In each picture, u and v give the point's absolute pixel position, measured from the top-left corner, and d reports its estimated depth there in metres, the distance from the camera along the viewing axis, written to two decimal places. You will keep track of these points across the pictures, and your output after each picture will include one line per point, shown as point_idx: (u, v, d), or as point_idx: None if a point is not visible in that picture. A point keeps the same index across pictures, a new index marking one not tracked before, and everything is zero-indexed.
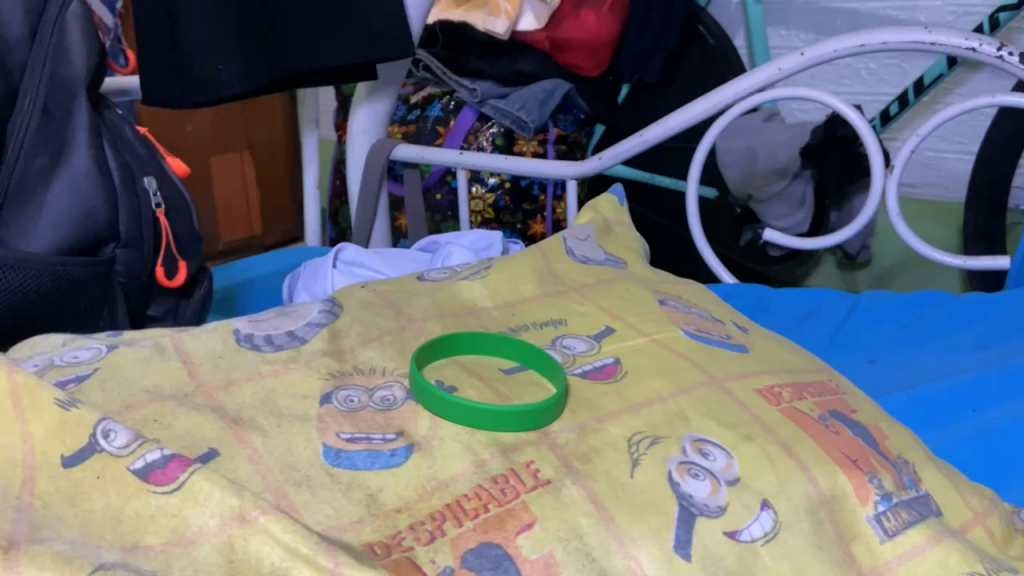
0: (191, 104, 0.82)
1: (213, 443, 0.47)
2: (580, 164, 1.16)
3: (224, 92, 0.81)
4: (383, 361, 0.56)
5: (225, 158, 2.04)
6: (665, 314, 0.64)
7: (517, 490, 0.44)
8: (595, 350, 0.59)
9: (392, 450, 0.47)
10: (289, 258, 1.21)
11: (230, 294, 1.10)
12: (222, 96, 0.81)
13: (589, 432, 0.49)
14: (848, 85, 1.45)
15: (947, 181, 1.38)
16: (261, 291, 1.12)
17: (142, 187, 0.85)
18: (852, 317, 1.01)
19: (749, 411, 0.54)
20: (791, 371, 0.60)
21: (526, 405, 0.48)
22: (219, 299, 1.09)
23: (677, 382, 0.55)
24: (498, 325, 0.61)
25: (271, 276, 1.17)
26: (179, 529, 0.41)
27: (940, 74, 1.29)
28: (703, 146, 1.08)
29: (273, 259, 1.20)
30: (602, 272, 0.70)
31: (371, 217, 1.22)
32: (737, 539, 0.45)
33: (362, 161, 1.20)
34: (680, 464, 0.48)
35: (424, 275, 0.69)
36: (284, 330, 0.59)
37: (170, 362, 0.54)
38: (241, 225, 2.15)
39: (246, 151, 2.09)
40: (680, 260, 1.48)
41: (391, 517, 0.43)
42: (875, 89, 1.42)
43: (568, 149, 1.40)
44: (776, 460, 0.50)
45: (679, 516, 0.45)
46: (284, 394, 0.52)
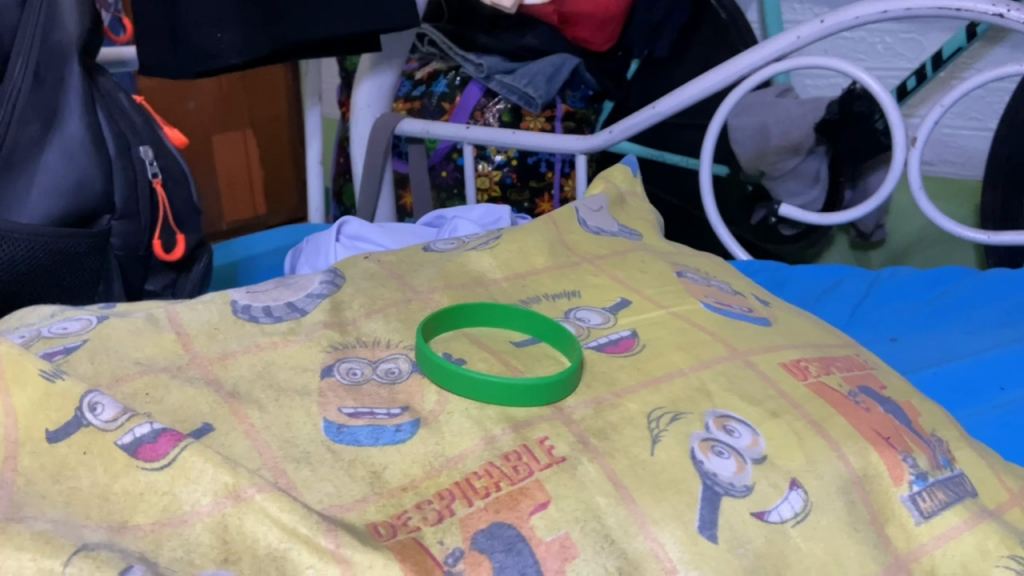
0: (190, 75, 0.79)
1: (207, 417, 0.44)
2: (589, 138, 1.12)
3: (222, 61, 0.77)
4: (387, 334, 0.53)
5: (227, 136, 2.01)
6: (683, 286, 0.61)
7: (530, 469, 0.41)
8: (611, 322, 0.56)
9: (397, 426, 0.44)
10: (292, 233, 1.18)
11: (231, 272, 1.07)
12: (221, 66, 0.78)
13: (605, 407, 0.46)
14: (863, 59, 1.40)
15: (963, 158, 1.34)
16: (263, 268, 1.09)
17: (138, 156, 0.82)
18: (870, 294, 0.98)
19: (774, 385, 0.51)
20: (817, 345, 0.57)
21: (540, 379, 0.45)
22: (220, 275, 1.07)
23: (698, 355, 0.52)
24: (508, 297, 0.58)
25: (273, 253, 1.14)
26: (170, 508, 0.38)
27: (960, 47, 1.22)
28: (716, 120, 1.04)
29: (274, 234, 1.17)
30: (616, 243, 0.67)
31: (376, 194, 1.19)
32: (765, 520, 0.42)
33: (365, 137, 1.17)
34: (703, 441, 0.45)
35: (430, 245, 0.66)
36: (283, 301, 0.56)
37: (163, 334, 0.51)
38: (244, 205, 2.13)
39: (248, 129, 2.05)
40: (692, 238, 1.44)
41: (396, 496, 0.40)
42: (893, 64, 1.38)
43: (576, 126, 1.37)
44: (805, 438, 0.47)
45: (703, 496, 0.42)
46: (283, 367, 0.49)
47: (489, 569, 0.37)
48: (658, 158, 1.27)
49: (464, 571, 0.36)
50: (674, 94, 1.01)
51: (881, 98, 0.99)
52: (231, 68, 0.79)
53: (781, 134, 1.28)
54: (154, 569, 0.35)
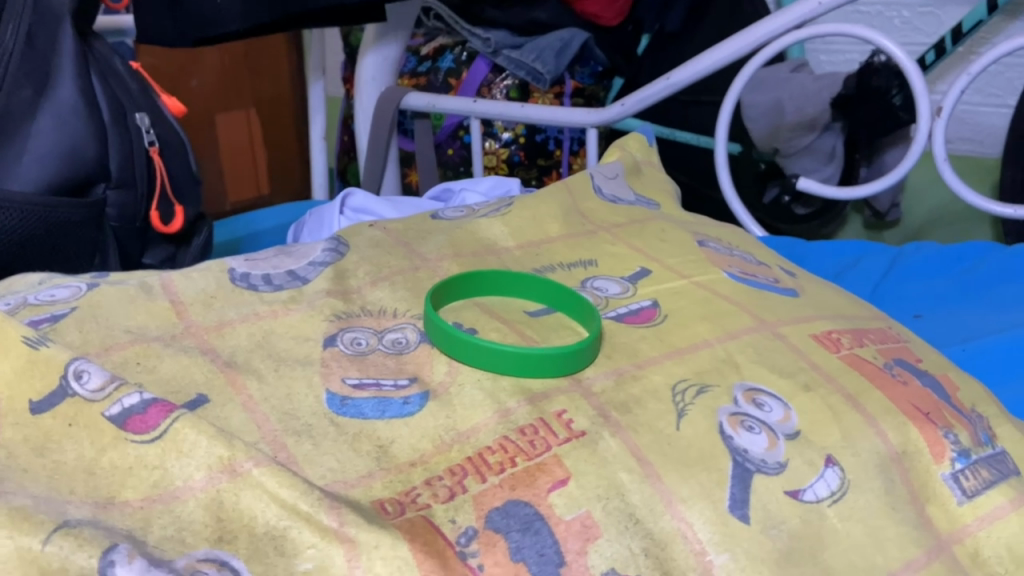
0: (190, 43, 0.76)
1: (202, 388, 0.41)
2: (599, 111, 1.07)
3: (224, 28, 0.75)
4: (393, 302, 0.50)
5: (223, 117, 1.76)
6: (705, 256, 0.58)
7: (548, 443, 0.38)
8: (630, 293, 0.52)
9: (405, 398, 0.41)
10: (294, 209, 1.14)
11: (232, 248, 1.04)
12: (224, 33, 0.75)
13: (626, 379, 0.43)
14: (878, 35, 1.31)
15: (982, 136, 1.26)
16: (265, 243, 1.05)
17: (134, 123, 0.79)
18: (892, 271, 0.95)
19: (805, 358, 0.48)
20: (848, 318, 0.54)
21: (557, 349, 0.42)
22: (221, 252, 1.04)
23: (724, 327, 0.49)
24: (521, 265, 0.55)
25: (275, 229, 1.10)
26: (162, 483, 0.35)
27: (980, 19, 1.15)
28: (730, 95, 0.99)
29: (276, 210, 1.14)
30: (633, 212, 0.64)
31: (380, 169, 1.16)
32: (800, 499, 0.39)
33: (371, 111, 1.13)
34: (732, 415, 0.42)
35: (438, 213, 0.62)
36: (284, 270, 0.53)
37: (157, 302, 0.48)
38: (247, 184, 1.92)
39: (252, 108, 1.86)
40: None
41: (404, 471, 0.37)
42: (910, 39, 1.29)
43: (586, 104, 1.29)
44: (840, 412, 0.44)
45: (733, 473, 0.39)
46: (283, 336, 0.46)
47: (506, 550, 0.34)
48: (668, 135, 1.15)
49: (478, 551, 0.34)
50: (691, 61, 0.96)
51: (906, 67, 0.94)
52: (233, 35, 0.76)
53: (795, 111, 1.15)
54: (142, 549, 0.32)
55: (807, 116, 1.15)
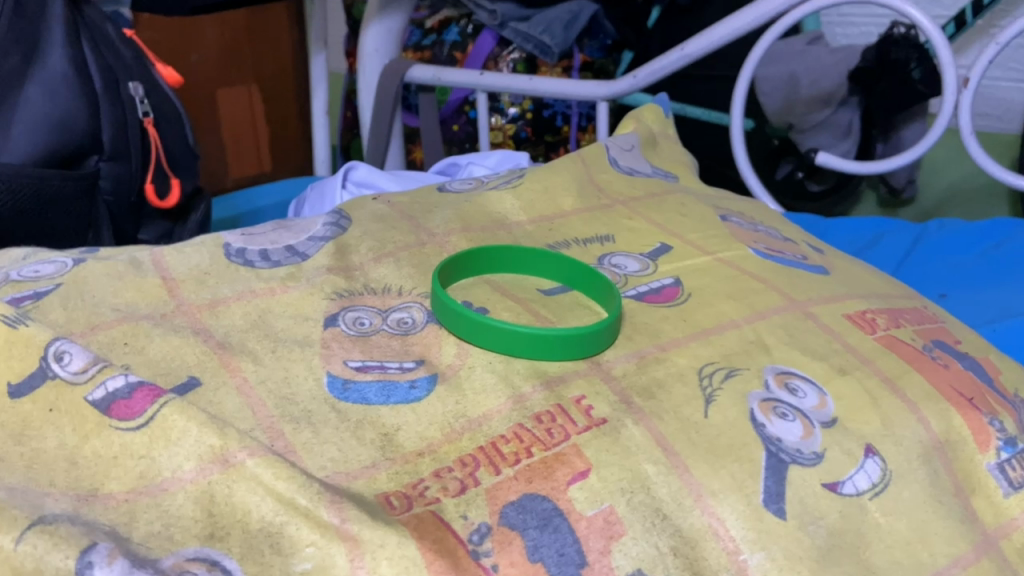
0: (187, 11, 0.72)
1: (193, 370, 0.38)
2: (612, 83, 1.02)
3: None
4: (399, 280, 0.47)
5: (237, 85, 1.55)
6: (729, 231, 0.55)
7: (566, 431, 0.36)
8: (650, 270, 0.49)
9: (411, 382, 0.39)
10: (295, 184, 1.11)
11: (233, 225, 1.01)
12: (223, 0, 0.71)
13: (649, 362, 0.40)
14: None
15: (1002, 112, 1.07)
16: (266, 219, 1.02)
17: (128, 93, 0.76)
18: (917, 248, 0.92)
19: (840, 340, 0.45)
20: (882, 296, 0.51)
21: (575, 329, 0.39)
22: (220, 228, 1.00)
23: (752, 306, 0.46)
24: (534, 241, 0.51)
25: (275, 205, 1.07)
26: (148, 474, 0.33)
27: None
28: (745, 71, 0.94)
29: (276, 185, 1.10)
30: (651, 186, 0.61)
31: (384, 144, 1.12)
32: (839, 493, 0.37)
33: (374, 85, 1.09)
34: (764, 401, 0.39)
35: (445, 186, 0.59)
36: (282, 245, 0.50)
37: (146, 279, 0.45)
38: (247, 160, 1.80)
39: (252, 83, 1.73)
40: None
41: (411, 462, 0.34)
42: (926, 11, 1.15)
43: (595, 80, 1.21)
44: (879, 398, 0.41)
45: (768, 464, 0.36)
46: (281, 315, 0.43)
47: (522, 548, 0.31)
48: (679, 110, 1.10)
49: (492, 550, 0.31)
50: (706, 31, 0.90)
51: (934, 37, 0.88)
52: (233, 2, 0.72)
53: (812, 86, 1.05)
54: (125, 548, 0.29)
55: (825, 90, 1.05)
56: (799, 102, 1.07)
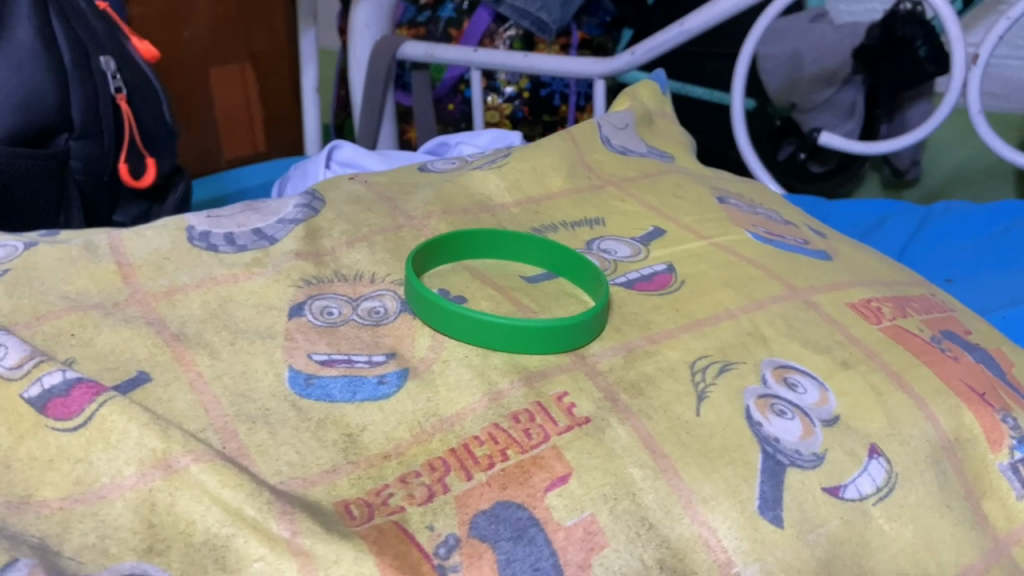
0: None
1: (143, 364, 0.36)
2: (608, 59, 0.98)
3: None
4: (371, 266, 0.44)
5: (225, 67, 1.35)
6: (727, 213, 0.52)
7: (545, 432, 0.33)
8: (641, 255, 0.46)
9: (379, 377, 0.36)
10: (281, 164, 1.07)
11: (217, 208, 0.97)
12: None
13: (637, 355, 0.37)
14: None
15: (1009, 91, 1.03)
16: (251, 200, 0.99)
17: (99, 68, 0.72)
18: (922, 231, 0.89)
19: (843, 331, 0.42)
20: (888, 283, 0.48)
21: (559, 321, 0.36)
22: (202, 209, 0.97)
23: (749, 294, 0.43)
24: (518, 224, 0.48)
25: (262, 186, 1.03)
26: (85, 480, 0.30)
27: None
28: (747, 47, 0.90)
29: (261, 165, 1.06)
30: (645, 166, 0.58)
31: (376, 123, 1.09)
32: (841, 498, 0.34)
33: (364, 61, 1.06)
34: (761, 398, 0.36)
35: (427, 165, 0.56)
36: (249, 229, 0.47)
37: (100, 264, 0.42)
38: (235, 133, 1.42)
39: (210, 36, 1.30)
40: None
41: (375, 466, 0.31)
42: None
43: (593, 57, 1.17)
44: (884, 393, 0.38)
45: (764, 467, 0.33)
46: (243, 304, 0.40)
47: (493, 562, 0.28)
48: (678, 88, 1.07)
49: (460, 565, 0.28)
50: (707, 6, 0.87)
51: (944, 12, 0.84)
52: None
53: (815, 63, 1.01)
54: (51, 564, 0.26)
55: (827, 69, 1.01)
56: (801, 81, 1.03)
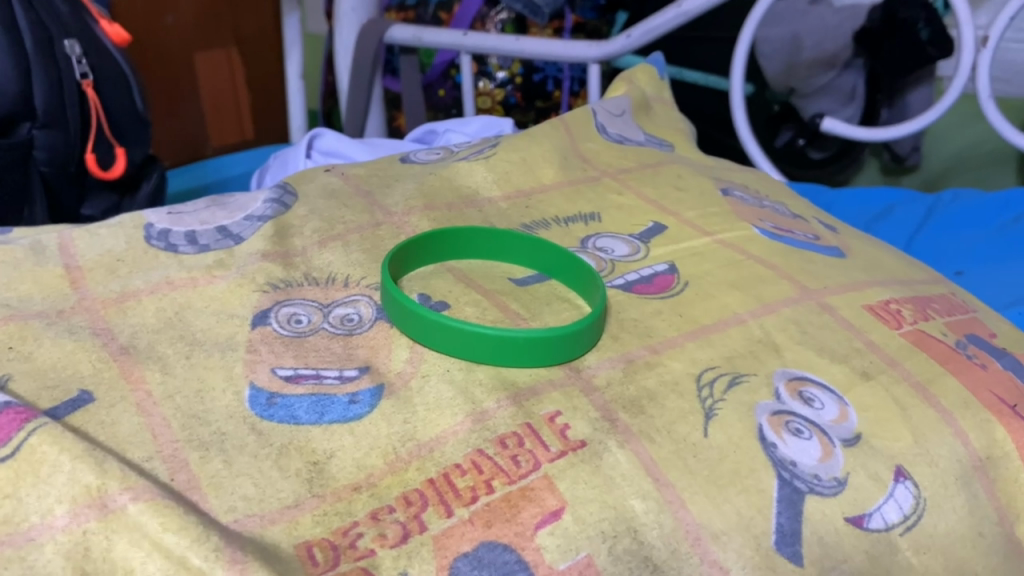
0: None
1: (86, 382, 0.32)
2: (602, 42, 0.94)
3: None
4: (345, 268, 0.40)
5: (211, 54, 1.30)
6: (732, 207, 0.48)
7: (535, 459, 0.29)
8: (641, 254, 0.42)
9: (350, 395, 0.32)
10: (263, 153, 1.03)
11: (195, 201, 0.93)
12: None
13: (638, 368, 0.34)
14: None
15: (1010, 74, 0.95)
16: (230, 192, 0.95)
17: (63, 52, 0.68)
18: (930, 220, 0.85)
19: (862, 337, 0.38)
20: (905, 283, 0.45)
21: (553, 333, 0.32)
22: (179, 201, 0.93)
23: (759, 297, 0.39)
24: (507, 220, 0.45)
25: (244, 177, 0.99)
26: (12, 519, 0.26)
27: None
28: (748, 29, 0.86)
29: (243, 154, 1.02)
30: (644, 155, 0.54)
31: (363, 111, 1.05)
32: (865, 528, 0.31)
33: (350, 47, 1.02)
34: (775, 415, 0.33)
35: (409, 156, 0.52)
36: (213, 227, 0.43)
37: (46, 267, 0.38)
38: (220, 121, 1.37)
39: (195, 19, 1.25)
40: None
41: (343, 500, 0.28)
42: None
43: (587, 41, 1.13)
44: (908, 407, 0.35)
45: (781, 495, 0.30)
46: (203, 312, 0.36)
47: None
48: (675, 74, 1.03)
49: None
50: None
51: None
52: None
53: (815, 47, 0.96)
54: None
55: (826, 52, 0.97)
56: (800, 65, 0.99)
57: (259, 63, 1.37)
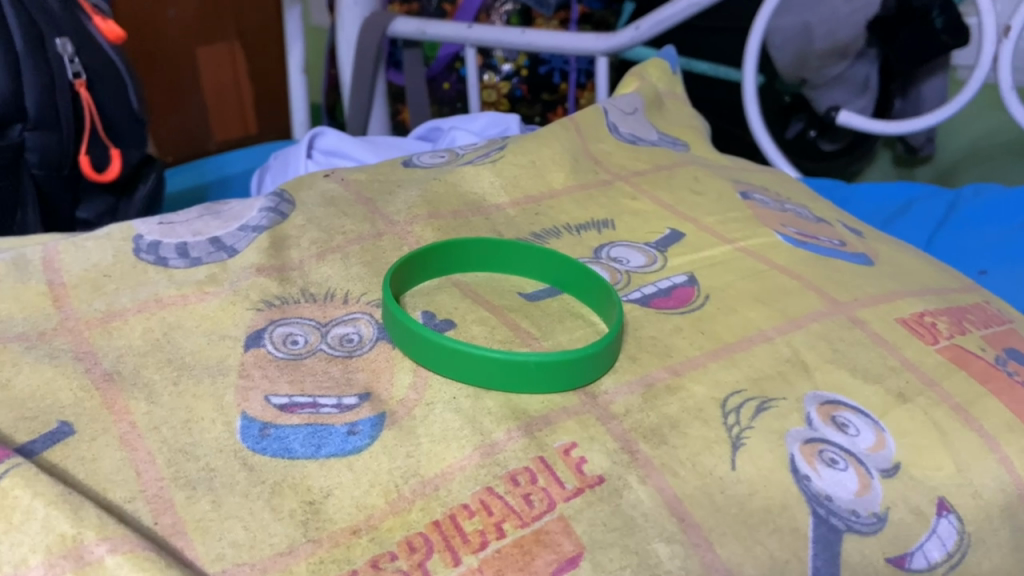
0: None
1: (66, 413, 0.29)
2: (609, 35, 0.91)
3: None
4: (345, 283, 0.38)
5: (213, 49, 1.27)
6: (753, 212, 0.46)
7: (549, 498, 0.27)
8: (658, 264, 0.40)
9: (350, 426, 0.30)
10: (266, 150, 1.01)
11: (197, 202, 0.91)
12: None
13: (659, 393, 0.31)
14: None
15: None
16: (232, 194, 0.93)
17: (55, 50, 0.65)
18: (950, 218, 0.83)
19: (897, 355, 0.36)
20: (938, 292, 0.42)
21: (569, 356, 0.30)
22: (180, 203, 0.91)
23: (786, 311, 0.37)
24: (516, 229, 0.42)
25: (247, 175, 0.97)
26: None
27: None
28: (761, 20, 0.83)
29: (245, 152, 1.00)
30: (658, 156, 0.51)
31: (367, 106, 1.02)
32: (907, 569, 0.29)
33: (353, 41, 0.99)
34: (807, 444, 0.30)
35: (412, 159, 0.49)
36: (205, 238, 0.41)
37: (28, 284, 0.36)
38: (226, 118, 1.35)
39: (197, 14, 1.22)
40: None
41: (342, 545, 0.25)
42: None
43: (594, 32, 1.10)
44: (948, 431, 0.33)
45: (815, 535, 0.28)
46: (194, 333, 0.34)
47: None
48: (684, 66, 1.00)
49: None
50: None
51: None
52: None
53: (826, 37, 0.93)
54: None
55: (839, 42, 0.93)
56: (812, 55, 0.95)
57: (262, 57, 1.34)
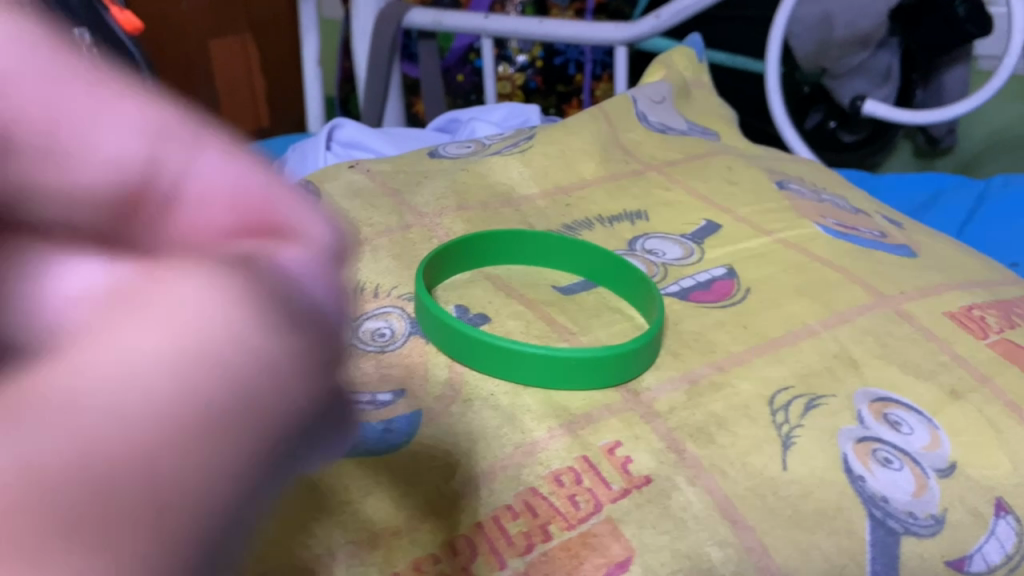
0: None
1: None
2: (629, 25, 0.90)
3: None
4: (374, 276, 0.37)
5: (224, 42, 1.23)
6: (789, 203, 0.44)
7: (595, 499, 0.26)
8: (696, 257, 0.39)
9: (385, 423, 0.29)
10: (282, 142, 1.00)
11: None
12: None
13: (703, 389, 0.30)
14: None
15: None
16: None
17: None
18: (981, 209, 0.81)
19: (947, 349, 0.34)
20: (984, 285, 0.41)
21: (612, 351, 0.29)
22: None
23: (831, 304, 0.36)
24: (547, 221, 0.41)
25: None
26: None
27: None
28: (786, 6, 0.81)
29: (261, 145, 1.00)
30: (689, 145, 0.50)
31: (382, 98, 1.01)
32: (966, 572, 0.28)
33: (368, 31, 0.98)
34: (859, 443, 0.29)
35: (438, 150, 0.48)
36: None
37: None
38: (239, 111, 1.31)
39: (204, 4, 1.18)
40: None
41: (384, 547, 0.24)
42: None
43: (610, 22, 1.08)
44: (1004, 429, 0.31)
45: (872, 538, 0.27)
46: None
47: None
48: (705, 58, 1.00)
49: None
50: None
51: None
52: None
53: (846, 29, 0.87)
54: None
55: (860, 31, 0.88)
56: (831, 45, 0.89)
57: None
